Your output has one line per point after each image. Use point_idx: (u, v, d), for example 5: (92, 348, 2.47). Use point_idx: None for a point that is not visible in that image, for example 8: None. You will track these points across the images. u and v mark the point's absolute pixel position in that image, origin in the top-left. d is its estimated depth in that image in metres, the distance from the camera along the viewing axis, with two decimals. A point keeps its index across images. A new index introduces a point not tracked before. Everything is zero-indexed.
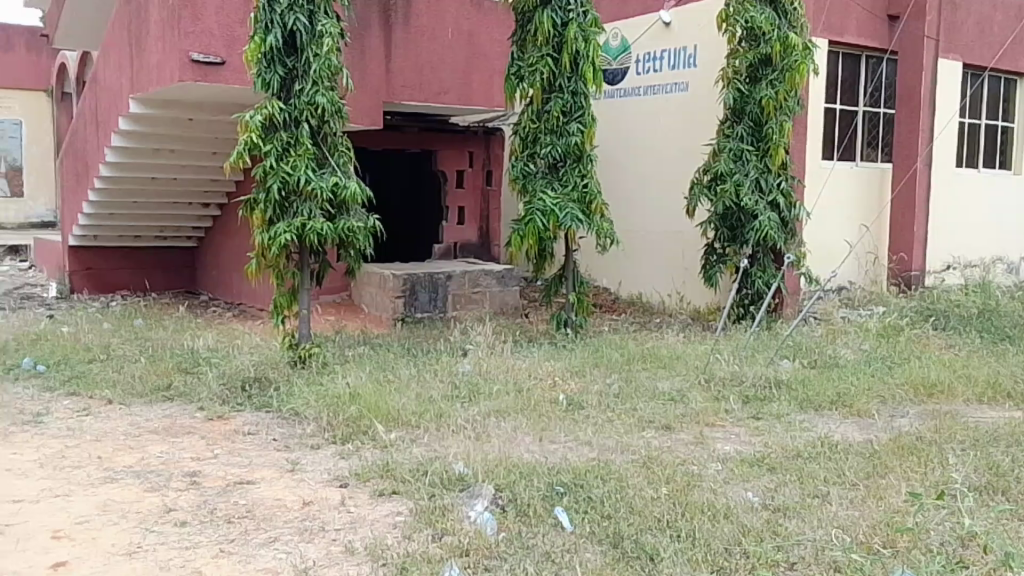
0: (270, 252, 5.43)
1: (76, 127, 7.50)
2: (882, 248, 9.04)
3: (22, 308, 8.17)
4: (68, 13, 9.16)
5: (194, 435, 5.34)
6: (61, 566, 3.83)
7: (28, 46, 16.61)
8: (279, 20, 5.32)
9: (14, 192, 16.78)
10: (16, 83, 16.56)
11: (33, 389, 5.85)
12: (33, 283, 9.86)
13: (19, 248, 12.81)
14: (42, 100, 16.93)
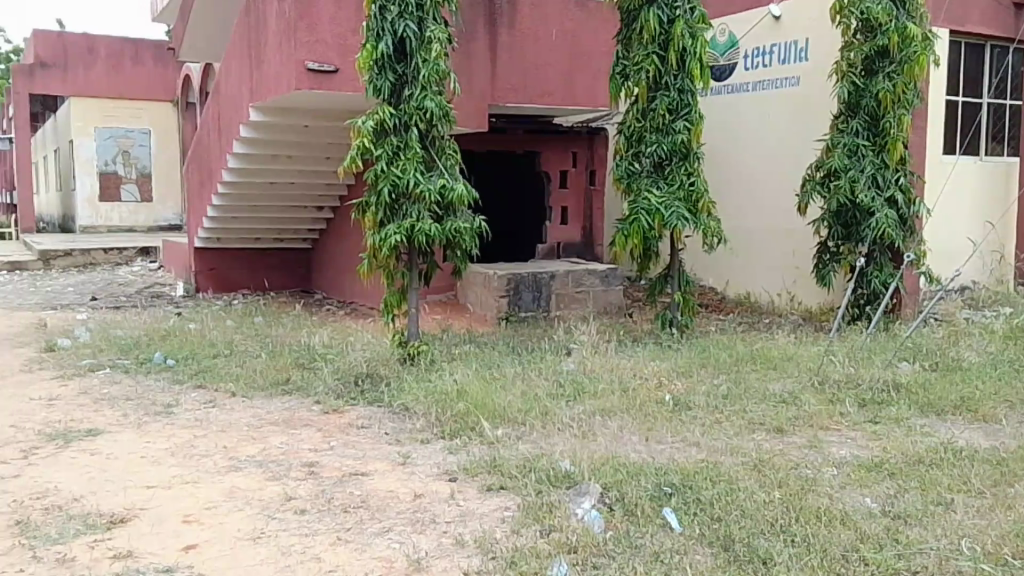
0: (381, 252, 5.62)
1: (201, 135, 7.91)
2: (1011, 242, 8.64)
3: (150, 305, 8.74)
4: (192, 25, 9.60)
5: (312, 427, 5.58)
6: (192, 549, 4.08)
7: (155, 58, 17.51)
8: (390, 28, 5.45)
9: (142, 197, 17.83)
10: (145, 94, 17.51)
11: (164, 381, 6.24)
12: (161, 282, 10.50)
13: (148, 248, 13.60)
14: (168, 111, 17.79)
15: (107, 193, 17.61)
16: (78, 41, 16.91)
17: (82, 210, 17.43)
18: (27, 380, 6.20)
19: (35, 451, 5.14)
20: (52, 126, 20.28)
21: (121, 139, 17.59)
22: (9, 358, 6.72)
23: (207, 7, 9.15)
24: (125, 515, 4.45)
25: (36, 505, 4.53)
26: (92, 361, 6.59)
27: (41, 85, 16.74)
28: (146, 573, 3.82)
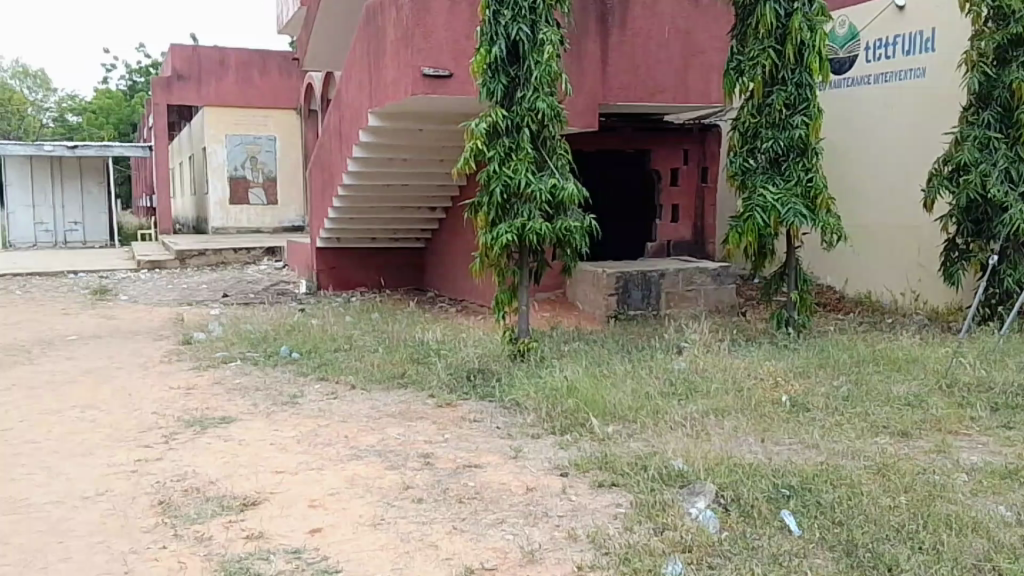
0: (492, 251, 5.74)
1: (322, 141, 8.30)
2: None
3: (276, 302, 9.19)
4: (316, 36, 10.08)
5: (427, 420, 5.77)
6: (318, 532, 4.30)
7: (281, 69, 18.43)
8: (503, 32, 5.58)
9: (270, 200, 18.78)
10: (273, 104, 18.48)
11: (290, 373, 6.58)
12: (288, 280, 11.07)
13: (273, 248, 14.36)
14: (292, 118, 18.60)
15: (237, 196, 18.58)
16: (210, 53, 18.01)
17: (216, 214, 18.42)
18: (168, 371, 6.67)
19: (175, 436, 5.53)
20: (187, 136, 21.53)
21: (250, 147, 18.57)
22: (150, 350, 7.24)
23: (330, 17, 9.59)
24: (256, 498, 4.73)
25: (177, 486, 4.87)
26: (224, 354, 7.01)
27: (179, 97, 17.94)
28: (277, 553, 4.05)
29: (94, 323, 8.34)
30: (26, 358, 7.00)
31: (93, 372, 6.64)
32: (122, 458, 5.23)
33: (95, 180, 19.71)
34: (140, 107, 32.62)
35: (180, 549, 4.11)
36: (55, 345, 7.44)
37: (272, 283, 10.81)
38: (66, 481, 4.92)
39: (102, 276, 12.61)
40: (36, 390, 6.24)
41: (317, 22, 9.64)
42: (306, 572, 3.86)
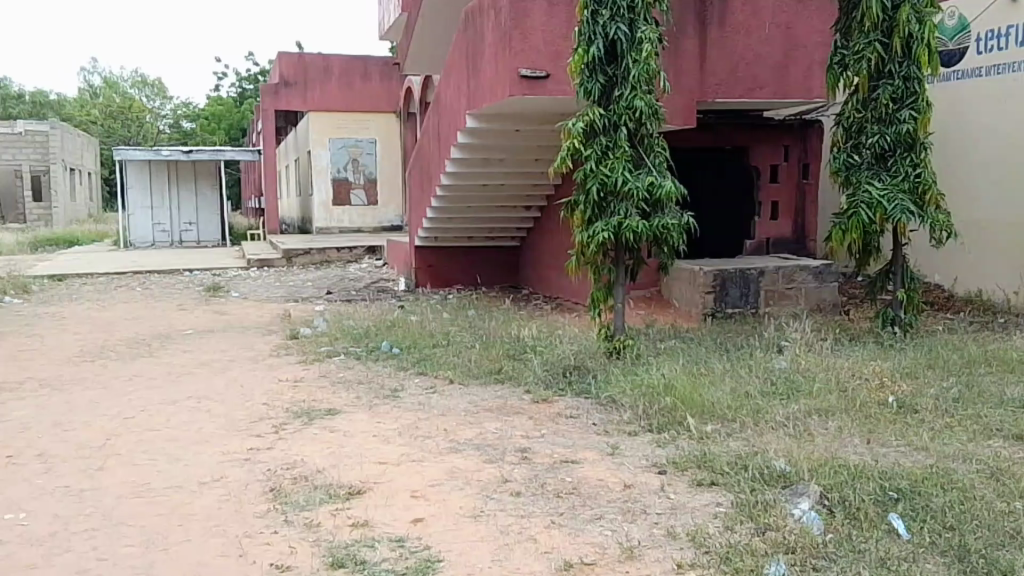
0: (589, 249, 5.81)
1: (421, 143, 8.55)
2: None
3: (377, 299, 9.51)
4: (414, 42, 10.36)
5: (524, 415, 5.87)
6: (420, 521, 4.44)
7: (381, 74, 18.98)
8: (601, 32, 5.64)
9: (370, 201, 19.26)
10: (374, 109, 19.01)
11: (391, 367, 6.80)
12: (386, 278, 11.42)
13: (373, 248, 14.73)
14: (393, 123, 19.21)
15: (339, 198, 19.15)
16: (315, 62, 18.72)
17: (319, 214, 19.08)
18: (276, 364, 6.99)
19: (284, 426, 5.79)
20: (292, 139, 22.46)
21: (352, 147, 19.12)
22: (261, 344, 7.59)
23: (429, 23, 9.86)
24: (361, 487, 4.91)
25: (287, 474, 5.10)
26: (328, 348, 7.29)
27: (285, 104, 18.76)
28: (382, 541, 4.20)
29: (207, 318, 8.82)
30: (144, 351, 7.45)
31: (208, 365, 7.02)
32: (236, 446, 5.51)
33: (208, 182, 20.67)
34: (248, 113, 34.22)
35: (290, 534, 4.31)
36: (170, 339, 7.89)
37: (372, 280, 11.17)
38: (186, 467, 5.23)
39: (215, 274, 13.26)
40: (158, 380, 6.64)
41: (416, 29, 9.92)
42: (409, 560, 3.99)
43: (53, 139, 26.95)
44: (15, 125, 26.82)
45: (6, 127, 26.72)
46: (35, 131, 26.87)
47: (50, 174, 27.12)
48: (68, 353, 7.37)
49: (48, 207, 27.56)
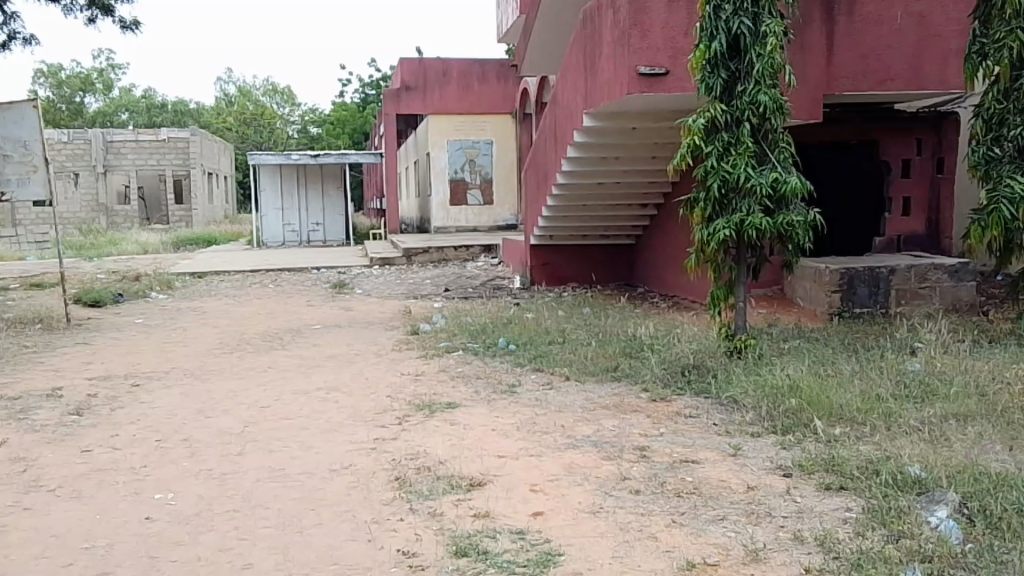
0: (709, 246, 5.91)
1: (536, 144, 8.73)
2: None
3: (493, 296, 9.70)
4: (532, 43, 10.49)
5: (642, 413, 5.87)
6: (540, 515, 4.50)
7: (498, 75, 19.33)
8: (724, 26, 5.71)
9: (486, 201, 19.65)
10: (492, 109, 19.33)
11: (508, 363, 6.92)
12: (502, 276, 11.62)
13: (490, 245, 14.93)
14: (508, 123, 19.41)
15: (456, 198, 19.55)
16: (435, 65, 19.35)
17: (437, 214, 19.53)
18: (398, 358, 7.23)
19: (407, 418, 5.99)
20: (413, 141, 23.22)
21: (469, 150, 19.50)
22: (384, 339, 7.88)
23: (549, 24, 9.99)
24: (481, 479, 5.02)
25: (411, 464, 5.27)
26: (448, 344, 7.48)
27: (405, 106, 19.48)
28: (503, 532, 4.29)
29: (333, 313, 9.23)
30: (276, 344, 7.86)
31: (336, 357, 7.34)
32: (362, 436, 5.74)
33: (334, 185, 21.59)
34: (371, 118, 35.24)
35: (415, 522, 4.45)
36: (301, 332, 8.29)
37: (489, 278, 11.42)
38: (316, 455, 5.48)
39: (339, 271, 13.84)
40: (290, 371, 6.99)
41: (535, 30, 10.06)
42: (530, 552, 4.05)
43: (193, 145, 28.65)
44: (158, 132, 28.40)
45: (152, 133, 28.39)
46: (177, 138, 28.60)
47: (191, 178, 29.03)
48: (205, 345, 7.86)
49: (188, 209, 29.46)
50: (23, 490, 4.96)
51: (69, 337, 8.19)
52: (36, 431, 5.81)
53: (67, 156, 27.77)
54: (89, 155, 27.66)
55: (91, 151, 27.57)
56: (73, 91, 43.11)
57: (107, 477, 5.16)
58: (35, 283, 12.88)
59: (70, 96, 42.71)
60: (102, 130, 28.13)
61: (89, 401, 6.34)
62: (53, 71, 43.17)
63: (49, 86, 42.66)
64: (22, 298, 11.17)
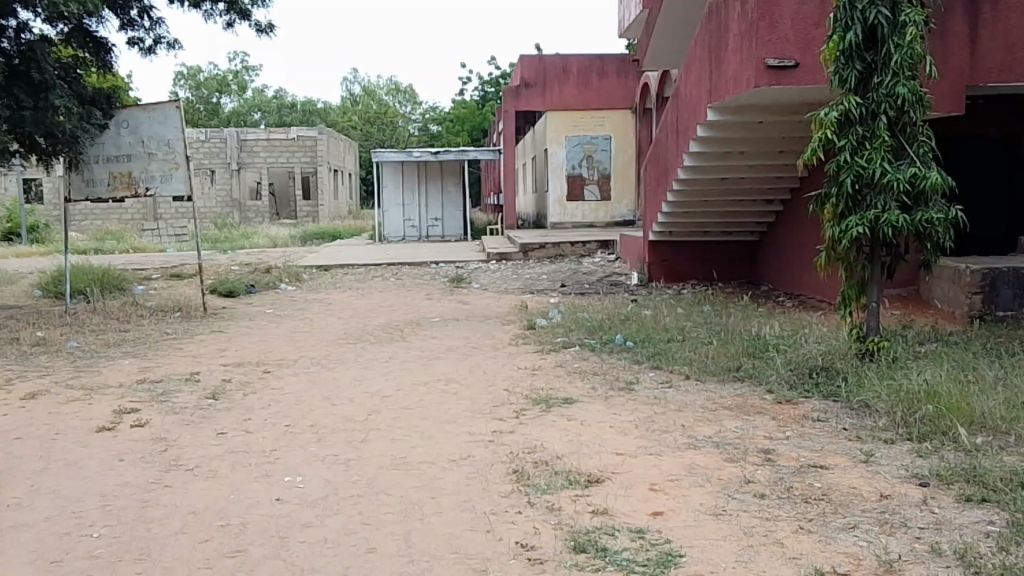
0: (841, 243, 5.88)
1: (655, 142, 8.86)
2: None
3: (610, 292, 9.71)
4: (654, 43, 10.64)
5: (766, 415, 5.75)
6: (660, 515, 4.44)
7: (619, 71, 19.20)
8: (860, 16, 5.65)
9: (603, 196, 19.58)
10: (610, 104, 19.26)
11: (626, 360, 6.89)
12: (619, 272, 11.61)
13: (607, 242, 14.76)
14: (627, 118, 19.32)
15: (573, 193, 19.63)
16: (555, 61, 19.45)
17: (555, 209, 19.69)
18: (515, 352, 7.31)
19: (525, 412, 6.04)
20: (531, 138, 23.48)
21: (587, 145, 19.51)
22: (501, 333, 7.99)
23: (669, 27, 10.11)
24: (599, 476, 5.00)
25: (529, 458, 5.30)
26: (564, 340, 7.50)
27: (525, 103, 19.72)
28: (623, 531, 4.26)
29: (451, 307, 9.40)
30: (396, 335, 8.07)
31: (454, 350, 7.49)
32: (481, 428, 5.82)
33: (453, 181, 22.08)
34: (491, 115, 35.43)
35: (534, 516, 4.47)
36: (421, 325, 8.49)
37: (605, 274, 11.40)
38: (437, 444, 5.59)
39: (458, 266, 14.11)
40: (411, 362, 7.17)
41: (657, 32, 10.20)
42: (650, 552, 3.99)
43: (320, 143, 29.91)
44: (288, 131, 29.75)
45: (282, 133, 29.71)
46: (306, 137, 29.88)
47: (318, 175, 30.18)
48: (330, 335, 8.15)
49: (315, 204, 30.73)
50: (164, 468, 5.26)
51: (205, 325, 8.65)
52: (176, 413, 6.15)
53: (205, 154, 29.33)
54: (224, 153, 29.19)
55: (226, 149, 29.15)
56: (210, 91, 45.64)
57: (240, 459, 5.41)
58: (177, 273, 13.70)
59: (207, 96, 45.01)
60: (236, 129, 29.62)
61: (223, 386, 6.67)
62: (194, 73, 45.60)
63: (188, 87, 44.89)
64: (164, 288, 11.88)
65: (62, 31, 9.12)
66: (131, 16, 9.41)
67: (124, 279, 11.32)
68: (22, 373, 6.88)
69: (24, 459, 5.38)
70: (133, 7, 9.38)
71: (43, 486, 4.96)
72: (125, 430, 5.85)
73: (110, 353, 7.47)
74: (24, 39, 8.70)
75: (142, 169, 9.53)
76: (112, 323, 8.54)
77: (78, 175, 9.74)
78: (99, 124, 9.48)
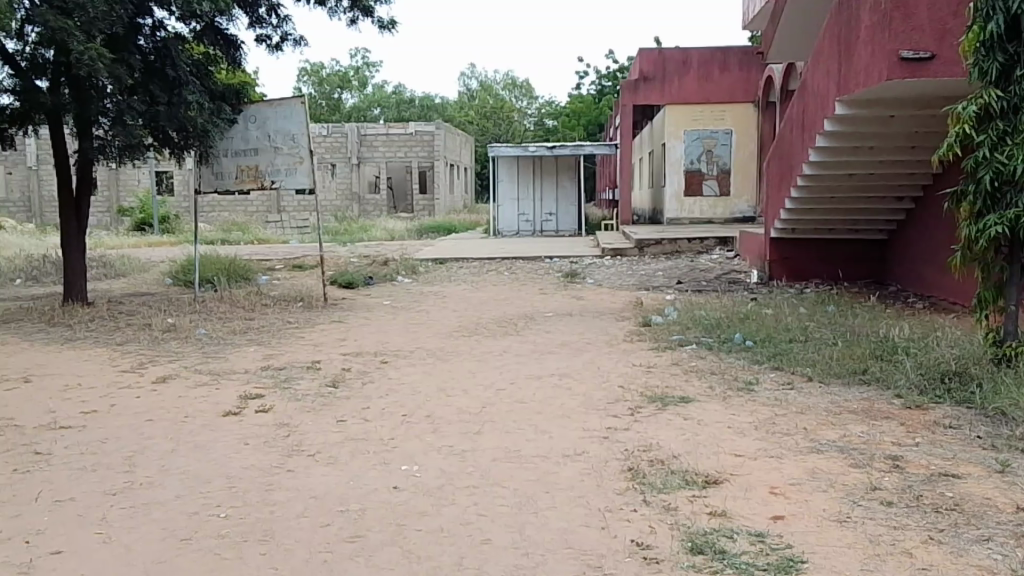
0: (977, 243, 5.63)
1: (778, 134, 8.99)
2: None
3: (728, 291, 9.62)
4: (778, 34, 10.51)
5: (894, 420, 5.53)
6: (781, 519, 4.22)
7: (740, 65, 18.94)
8: (1002, 6, 5.34)
9: (722, 191, 19.31)
10: (730, 98, 18.91)
11: (745, 360, 6.79)
12: (738, 270, 11.52)
13: (726, 239, 14.58)
14: (747, 111, 18.94)
15: (691, 188, 19.44)
16: (674, 55, 19.22)
17: (671, 205, 19.54)
18: (630, 349, 7.31)
19: (641, 410, 5.98)
20: (648, 133, 23.40)
21: (707, 140, 19.28)
22: (615, 331, 7.98)
23: (793, 18, 9.93)
24: (718, 477, 4.84)
25: (644, 456, 5.20)
26: (680, 338, 7.45)
27: (643, 97, 19.46)
28: (741, 533, 4.07)
29: (563, 302, 9.46)
30: (509, 330, 8.15)
31: (567, 346, 7.52)
32: (596, 424, 5.78)
33: (569, 177, 22.30)
34: (607, 109, 35.51)
35: (649, 515, 4.34)
36: (536, 320, 8.57)
37: (723, 272, 11.35)
38: (552, 439, 5.57)
39: (572, 261, 14.19)
40: (525, 357, 7.24)
41: (780, 23, 10.06)
42: (771, 556, 3.80)
43: (438, 138, 30.63)
44: (407, 126, 30.54)
45: (401, 129, 30.58)
46: (424, 132, 30.59)
47: (434, 170, 30.89)
48: (444, 328, 8.27)
49: (432, 198, 31.62)
50: (287, 453, 5.38)
51: (326, 315, 8.91)
52: (299, 399, 6.33)
53: (327, 149, 30.36)
54: (345, 147, 30.16)
55: (347, 145, 30.08)
56: (333, 87, 46.81)
57: (359, 447, 5.50)
58: (301, 264, 14.23)
59: (329, 92, 46.20)
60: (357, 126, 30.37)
61: (343, 374, 6.85)
62: (317, 69, 47.43)
63: (312, 83, 46.89)
64: (287, 278, 12.33)
65: (194, 30, 9.56)
66: (259, 14, 9.74)
67: (250, 269, 11.80)
68: (155, 358, 7.26)
69: (155, 438, 5.60)
70: (262, 5, 9.71)
71: (173, 466, 5.12)
72: (250, 415, 6.04)
73: (235, 341, 7.77)
74: (159, 37, 9.14)
75: (268, 163, 9.88)
76: (237, 311, 8.90)
77: (208, 168, 10.16)
78: (229, 119, 9.90)
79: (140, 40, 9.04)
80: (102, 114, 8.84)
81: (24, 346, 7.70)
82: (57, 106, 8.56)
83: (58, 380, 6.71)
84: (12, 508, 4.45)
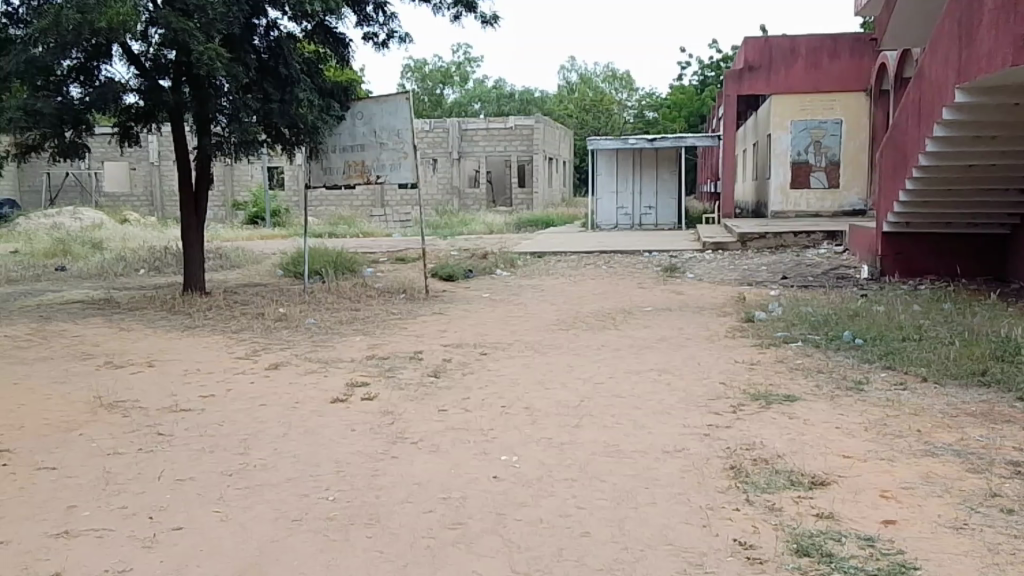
0: None
1: (892, 124, 8.66)
2: None
3: (836, 287, 9.34)
4: (895, 21, 10.22)
5: (1016, 425, 5.26)
6: (892, 524, 4.09)
7: (851, 51, 18.23)
8: None
9: (831, 183, 18.54)
10: (842, 86, 18.27)
11: (855, 358, 6.60)
12: (847, 266, 11.16)
13: (832, 232, 14.11)
14: (859, 100, 18.23)
15: (798, 180, 18.80)
16: (781, 43, 18.81)
17: (776, 197, 18.97)
18: (732, 345, 7.22)
19: (744, 407, 5.90)
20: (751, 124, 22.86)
21: (814, 130, 18.68)
22: (716, 326, 7.90)
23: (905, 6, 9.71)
24: (825, 478, 4.73)
25: (747, 454, 5.12)
26: (785, 335, 7.31)
27: (748, 87, 19.18)
28: (850, 536, 3.97)
29: (661, 297, 9.41)
30: (608, 324, 8.16)
31: (666, 341, 7.48)
32: (697, 420, 5.73)
33: (668, 169, 22.08)
34: (708, 101, 34.98)
35: (753, 514, 4.28)
36: (636, 314, 8.55)
37: (832, 268, 11.00)
38: (651, 434, 5.56)
39: (671, 255, 14.06)
40: (623, 351, 7.25)
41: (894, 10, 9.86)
42: (882, 561, 3.70)
43: (536, 132, 30.56)
44: (507, 120, 30.77)
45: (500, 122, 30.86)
46: (523, 125, 30.64)
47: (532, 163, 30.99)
48: (544, 321, 8.37)
49: (530, 192, 31.77)
50: (392, 440, 5.56)
51: (427, 306, 9.14)
52: (402, 388, 6.53)
53: (428, 143, 30.95)
54: (447, 143, 30.69)
55: (448, 139, 30.60)
56: (434, 83, 48.32)
57: (460, 436, 5.63)
58: (403, 257, 14.59)
59: (431, 87, 47.73)
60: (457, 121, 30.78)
61: (445, 365, 7.03)
62: (420, 66, 48.68)
63: (414, 79, 48.22)
64: (390, 270, 12.67)
65: (307, 30, 9.99)
66: (367, 12, 9.98)
67: (356, 261, 12.19)
68: (267, 346, 7.62)
69: (266, 422, 5.89)
70: (369, 4, 9.95)
71: (285, 449, 5.38)
72: (357, 402, 6.27)
73: (342, 331, 8.07)
74: (272, 36, 9.58)
75: (374, 158, 10.16)
76: (345, 302, 9.23)
77: (317, 164, 10.59)
78: (337, 116, 10.23)
79: (255, 40, 9.53)
80: (219, 112, 9.32)
81: (149, 333, 8.23)
82: (178, 104, 9.11)
83: (179, 365, 7.14)
84: (138, 484, 4.77)
